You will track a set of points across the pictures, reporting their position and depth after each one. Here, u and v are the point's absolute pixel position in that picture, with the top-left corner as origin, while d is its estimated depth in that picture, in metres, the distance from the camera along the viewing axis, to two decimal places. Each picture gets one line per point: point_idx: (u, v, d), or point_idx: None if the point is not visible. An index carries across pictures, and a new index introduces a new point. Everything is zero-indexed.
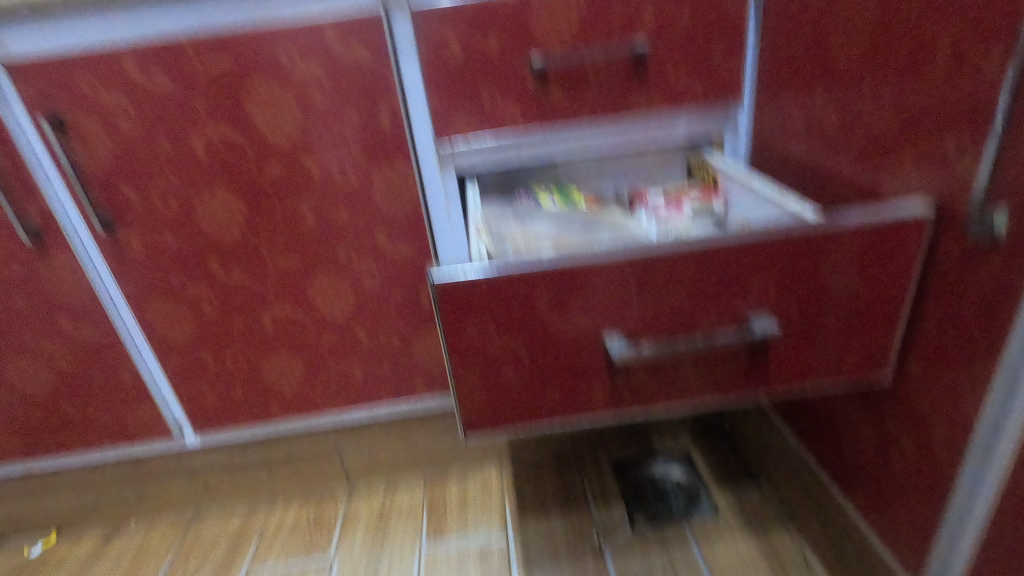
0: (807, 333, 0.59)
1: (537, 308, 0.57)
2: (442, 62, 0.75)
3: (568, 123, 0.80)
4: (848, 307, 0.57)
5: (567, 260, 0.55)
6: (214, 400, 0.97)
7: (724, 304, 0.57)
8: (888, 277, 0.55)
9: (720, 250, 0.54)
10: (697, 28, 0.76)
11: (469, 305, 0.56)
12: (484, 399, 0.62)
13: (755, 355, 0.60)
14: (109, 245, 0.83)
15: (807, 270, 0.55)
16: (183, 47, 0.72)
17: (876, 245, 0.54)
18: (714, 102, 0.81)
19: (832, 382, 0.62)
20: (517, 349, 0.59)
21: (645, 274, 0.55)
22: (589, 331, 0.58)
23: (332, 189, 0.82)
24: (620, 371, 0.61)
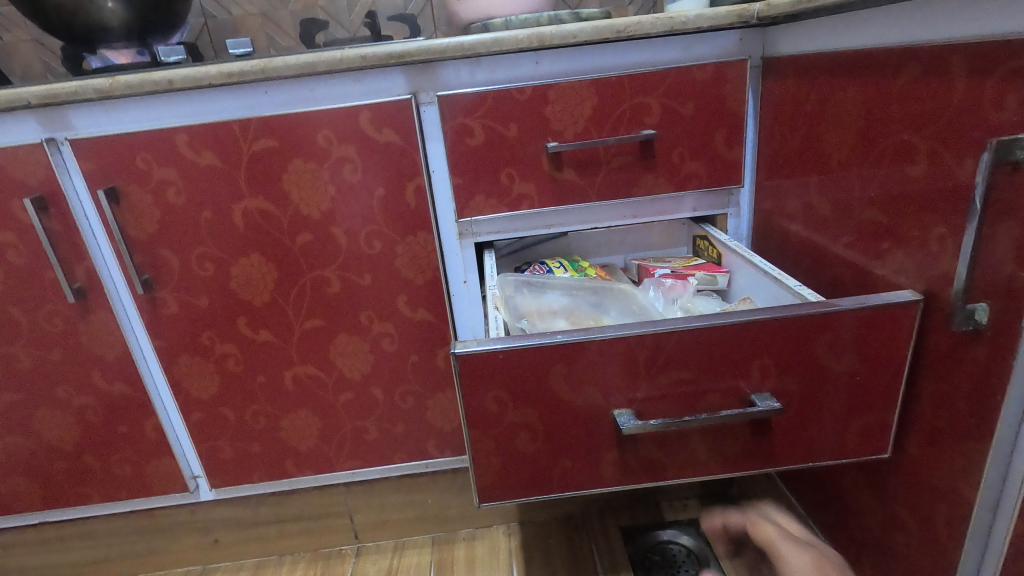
0: (807, 410, 0.62)
1: (551, 380, 0.60)
2: (466, 145, 0.82)
3: (580, 199, 0.86)
4: (846, 386, 0.60)
5: (579, 336, 0.58)
6: (232, 455, 0.99)
7: (726, 381, 0.60)
8: (883, 358, 0.59)
9: (720, 330, 0.58)
10: (700, 118, 0.82)
11: (487, 375, 0.59)
12: (497, 463, 0.64)
13: (758, 432, 0.62)
14: (147, 304, 0.88)
15: (806, 351, 0.59)
16: (231, 128, 0.80)
17: (869, 328, 0.58)
18: (716, 183, 0.86)
19: (832, 458, 0.64)
20: (529, 418, 0.62)
21: (650, 350, 0.59)
22: (599, 401, 0.61)
23: (358, 257, 0.87)
24: (628, 442, 0.63)
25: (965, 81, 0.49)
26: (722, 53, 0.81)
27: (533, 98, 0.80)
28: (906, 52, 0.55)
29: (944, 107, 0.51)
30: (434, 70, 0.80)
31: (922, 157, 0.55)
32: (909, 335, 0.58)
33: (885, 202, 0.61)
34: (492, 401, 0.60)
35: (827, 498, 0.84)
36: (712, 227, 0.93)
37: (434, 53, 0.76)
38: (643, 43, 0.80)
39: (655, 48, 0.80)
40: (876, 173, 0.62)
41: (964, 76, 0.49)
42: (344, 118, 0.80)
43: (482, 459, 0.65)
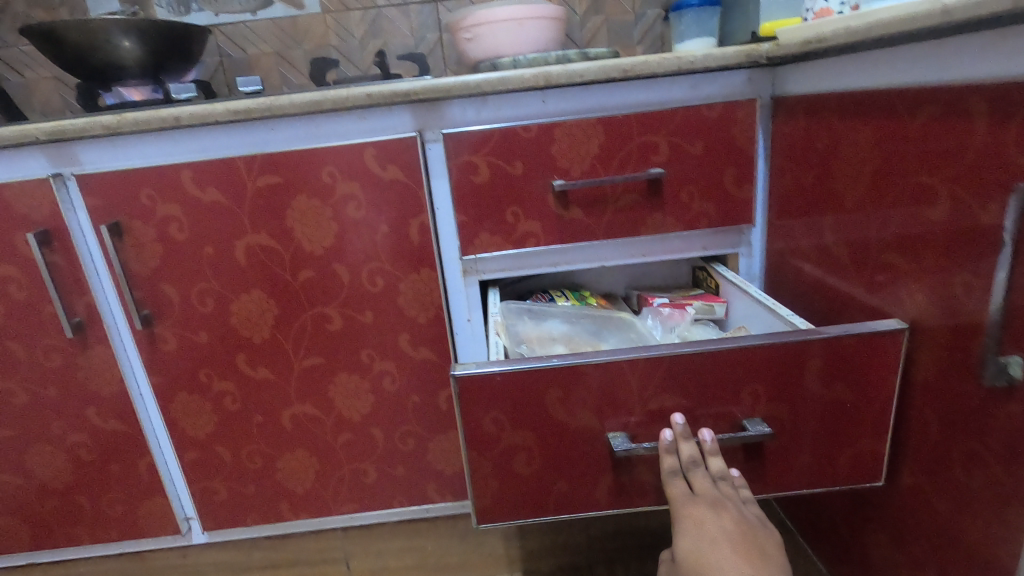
0: (798, 436, 0.63)
1: (548, 403, 0.61)
2: (471, 182, 0.81)
3: (587, 238, 0.84)
4: (835, 411, 0.62)
5: (573, 359, 0.60)
6: (226, 496, 0.96)
7: (719, 405, 0.62)
8: (870, 386, 0.60)
9: (712, 356, 0.60)
10: (709, 157, 0.81)
11: (485, 396, 0.61)
12: (496, 485, 0.66)
13: (751, 456, 0.64)
14: (145, 340, 0.87)
15: (794, 378, 0.60)
16: (236, 164, 0.79)
17: (855, 355, 0.59)
18: (726, 223, 0.84)
19: (827, 484, 0.65)
20: (526, 440, 0.63)
21: (644, 374, 0.60)
22: (594, 426, 0.62)
23: (360, 294, 0.86)
24: (623, 465, 0.64)
25: (986, 124, 0.47)
26: (730, 92, 0.80)
27: (539, 136, 0.79)
28: (921, 92, 0.53)
29: (965, 150, 0.49)
30: (440, 109, 0.79)
31: (942, 201, 0.52)
32: (897, 362, 0.59)
33: (900, 244, 0.59)
34: (491, 422, 0.61)
35: (850, 554, 0.79)
36: (721, 267, 0.91)
37: (440, 92, 0.76)
38: (650, 82, 0.79)
39: (662, 86, 0.79)
40: (894, 215, 0.59)
41: (986, 119, 0.47)
42: (349, 155, 0.79)
43: (481, 481, 0.66)
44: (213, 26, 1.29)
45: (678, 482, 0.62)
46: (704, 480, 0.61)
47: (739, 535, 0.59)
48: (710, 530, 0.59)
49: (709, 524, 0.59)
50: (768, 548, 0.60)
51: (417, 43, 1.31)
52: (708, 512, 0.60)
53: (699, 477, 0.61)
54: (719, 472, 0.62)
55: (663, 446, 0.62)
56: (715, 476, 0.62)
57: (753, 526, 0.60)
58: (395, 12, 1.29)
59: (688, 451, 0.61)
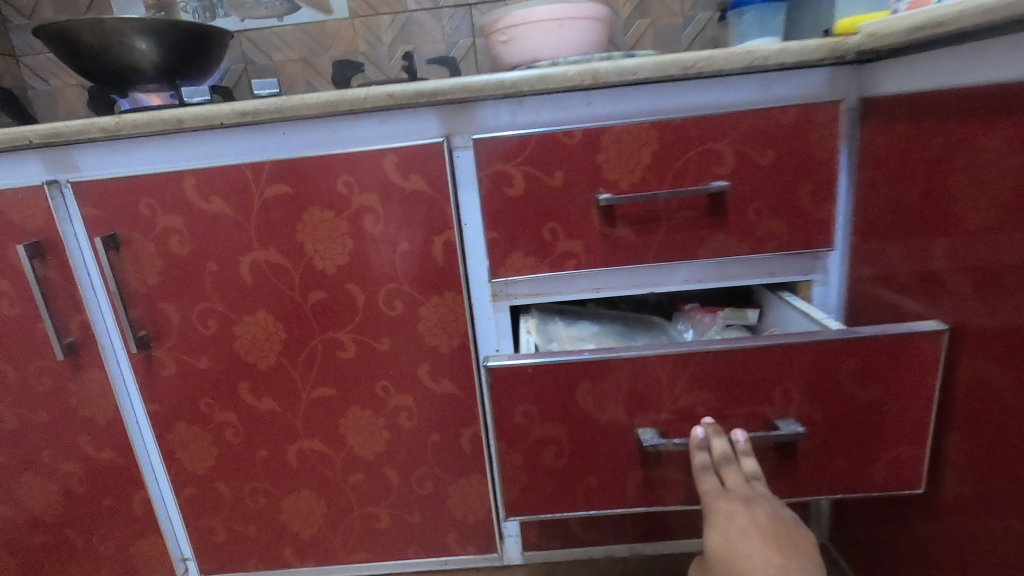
0: (834, 439, 0.63)
1: (577, 396, 0.62)
2: (503, 196, 0.71)
3: (635, 260, 0.73)
4: (871, 414, 0.62)
5: (605, 355, 0.60)
6: (225, 537, 0.87)
7: (751, 406, 0.62)
8: (908, 389, 0.60)
9: (745, 353, 0.60)
10: (781, 169, 0.69)
11: (516, 385, 0.62)
12: (525, 479, 0.66)
13: (784, 455, 0.64)
14: (142, 364, 0.79)
15: (828, 378, 0.60)
16: (243, 172, 0.71)
17: (891, 357, 0.59)
18: (801, 246, 0.72)
19: (864, 490, 0.65)
20: (557, 431, 0.63)
21: (674, 372, 0.61)
22: (624, 423, 0.63)
23: (377, 318, 0.76)
24: (652, 462, 0.65)
25: None
26: (809, 93, 0.68)
27: (582, 144, 0.69)
28: None
29: None
30: (470, 111, 0.70)
31: None
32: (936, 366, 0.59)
33: None
34: (521, 413, 0.62)
35: None
36: (791, 296, 0.78)
37: (470, 91, 0.67)
38: (714, 82, 0.68)
39: (727, 87, 0.68)
40: None
41: None
42: (367, 161, 0.71)
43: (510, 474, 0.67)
44: (239, 32, 1.24)
45: (708, 477, 0.61)
46: (736, 473, 0.60)
47: (773, 529, 0.56)
48: (740, 526, 0.57)
49: (739, 515, 0.57)
50: (805, 549, 0.56)
51: (449, 49, 1.24)
52: (739, 505, 0.58)
53: (731, 472, 0.60)
54: (753, 473, 0.61)
55: (694, 440, 0.62)
56: (749, 475, 0.61)
57: (788, 524, 0.57)
58: (426, 16, 1.22)
59: (720, 446, 0.61)
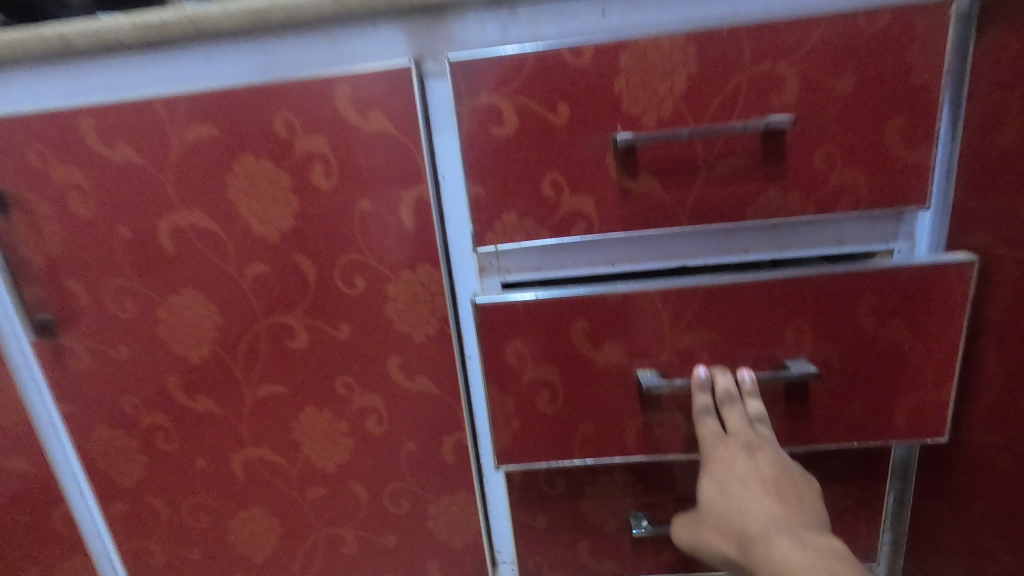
0: (849, 382, 0.58)
1: (574, 335, 0.57)
2: (489, 137, 0.54)
3: (665, 221, 0.56)
4: (888, 353, 0.57)
5: (603, 291, 0.56)
6: (164, 560, 0.73)
7: (760, 346, 0.58)
8: (929, 325, 0.55)
9: (753, 287, 0.55)
10: (863, 98, 0.51)
11: (512, 323, 0.57)
12: (518, 427, 0.61)
13: (793, 397, 0.59)
14: (49, 355, 0.64)
15: (841, 313, 0.56)
16: (154, 110, 0.55)
17: (912, 290, 0.54)
18: (887, 205, 0.54)
19: (880, 437, 0.60)
20: (552, 374, 0.59)
21: (675, 309, 0.56)
22: (623, 363, 0.58)
23: (333, 299, 0.60)
24: (653, 407, 0.60)
25: None
26: None
27: (595, 64, 0.52)
28: None
29: None
30: (446, 25, 0.53)
31: None
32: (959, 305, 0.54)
33: None
34: (512, 351, 0.57)
35: None
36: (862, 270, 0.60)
37: None
38: None
39: None
40: None
41: None
42: (313, 92, 0.54)
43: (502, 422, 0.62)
44: None
45: (709, 421, 0.58)
46: (738, 417, 0.57)
47: (774, 477, 0.54)
48: (740, 472, 0.55)
49: (739, 462, 0.55)
50: (805, 494, 0.55)
51: None
52: (740, 451, 0.55)
53: (734, 415, 0.57)
54: (757, 414, 0.58)
55: (695, 380, 0.58)
56: (752, 417, 0.57)
57: (789, 470, 0.55)
58: None
59: (723, 385, 0.57)
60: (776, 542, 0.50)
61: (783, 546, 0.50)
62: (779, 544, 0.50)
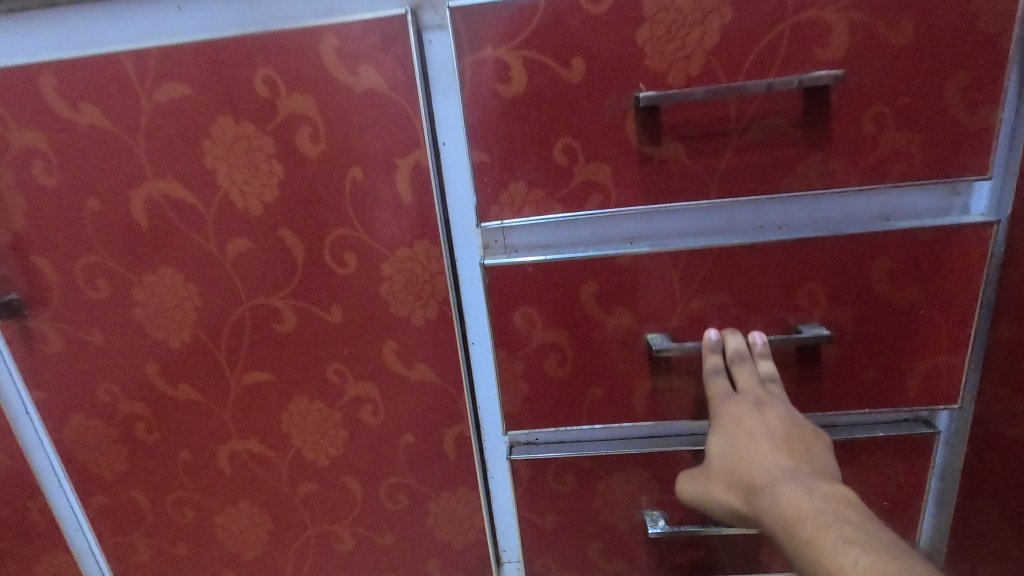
0: (865, 351, 0.54)
1: (582, 299, 0.53)
2: (493, 97, 0.48)
3: (691, 194, 0.50)
4: (906, 319, 0.52)
5: (607, 254, 0.52)
6: (149, 557, 0.69)
7: (773, 310, 0.53)
8: (948, 287, 0.51)
9: (772, 249, 0.51)
10: (920, 51, 0.45)
11: (514, 289, 0.53)
12: (526, 389, 0.57)
13: (805, 363, 0.55)
14: (19, 338, 0.59)
15: (856, 274, 0.51)
16: (123, 67, 0.49)
17: (930, 252, 0.50)
18: (942, 173, 0.48)
19: (892, 407, 0.56)
20: (560, 337, 0.54)
21: (685, 271, 0.52)
22: (632, 328, 0.54)
23: (322, 278, 0.55)
24: (662, 371, 0.55)
25: None
26: None
27: (615, 14, 0.45)
28: None
29: None
30: None
31: None
32: (980, 265, 0.50)
33: None
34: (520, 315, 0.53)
35: None
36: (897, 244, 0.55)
37: None
38: None
39: None
40: None
41: None
42: (297, 47, 0.48)
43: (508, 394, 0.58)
44: None
45: (717, 382, 0.53)
46: (749, 374, 0.52)
47: (787, 433, 0.49)
48: (749, 428, 0.49)
49: (749, 417, 0.50)
50: (821, 453, 0.48)
51: None
52: (750, 408, 0.50)
53: (745, 375, 0.52)
54: (769, 375, 0.53)
55: (705, 339, 0.53)
56: (764, 378, 0.52)
57: (804, 429, 0.49)
58: None
59: (734, 344, 0.52)
60: (781, 490, 0.45)
61: (790, 495, 0.44)
62: (790, 495, 0.44)
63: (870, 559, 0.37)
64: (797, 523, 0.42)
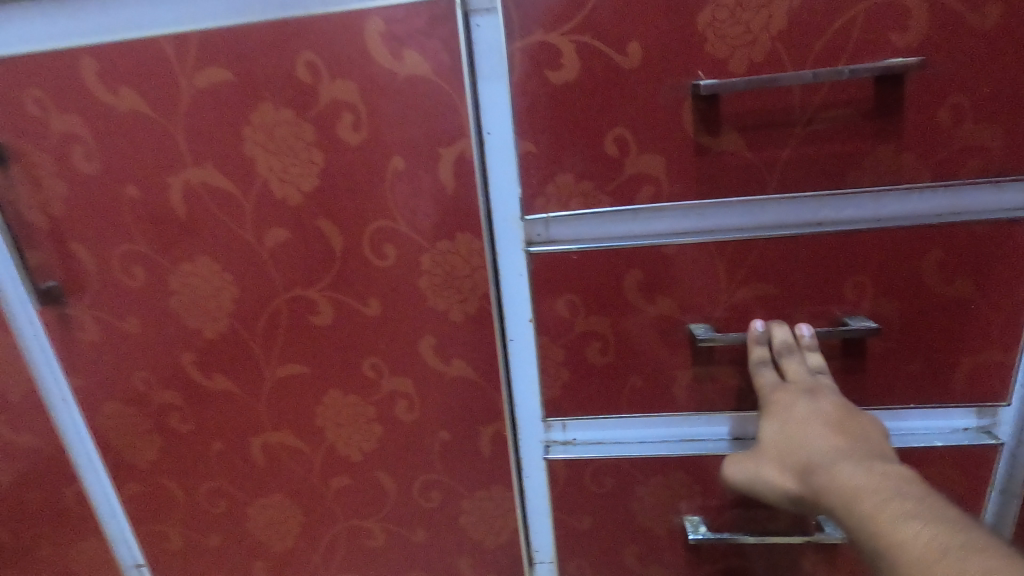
0: (913, 345, 0.51)
1: (624, 287, 0.51)
2: (542, 84, 0.46)
3: (748, 187, 0.47)
4: (959, 313, 0.50)
5: (650, 243, 0.49)
6: (181, 546, 0.69)
7: (821, 303, 0.50)
8: (1005, 279, 0.48)
9: (826, 241, 0.48)
10: (1005, 36, 0.42)
11: (554, 277, 0.51)
12: (565, 379, 0.55)
13: (850, 357, 0.52)
14: (57, 326, 0.59)
15: (910, 264, 0.48)
16: (163, 53, 0.48)
17: (992, 245, 0.47)
18: (1019, 167, 0.45)
19: (938, 402, 0.53)
20: (600, 327, 0.53)
21: (732, 261, 0.49)
22: (674, 318, 0.52)
23: (361, 271, 0.54)
24: (704, 361, 0.53)
25: None
26: None
27: None
28: None
29: None
30: None
31: None
32: None
33: None
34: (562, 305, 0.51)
35: None
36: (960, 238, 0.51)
37: None
38: None
39: None
40: None
41: None
42: (340, 29, 0.46)
43: (545, 389, 0.56)
44: None
45: (765, 372, 0.50)
46: (799, 365, 0.50)
47: (841, 419, 0.46)
48: (802, 415, 0.47)
49: (801, 404, 0.47)
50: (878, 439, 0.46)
51: None
52: (801, 396, 0.48)
53: (794, 366, 0.50)
54: (818, 367, 0.50)
55: (751, 330, 0.51)
56: (813, 370, 0.50)
57: (860, 416, 0.47)
58: None
59: (781, 336, 0.50)
60: (837, 469, 0.42)
61: (846, 472, 0.42)
62: (847, 475, 0.42)
63: (930, 533, 0.34)
64: (853, 498, 0.40)
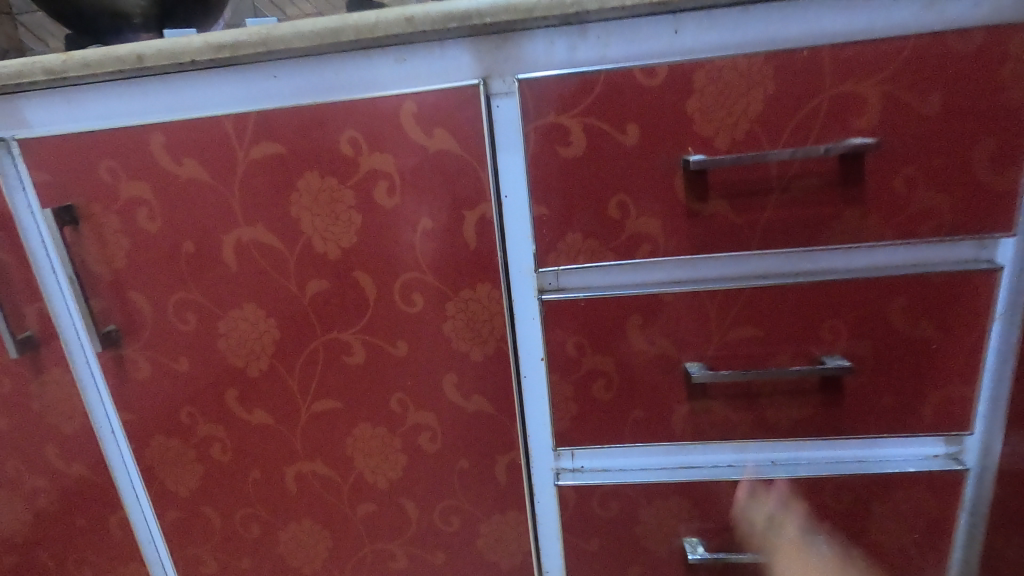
0: (884, 380, 0.57)
1: (626, 330, 0.58)
2: (553, 157, 0.53)
3: (733, 244, 0.54)
4: (923, 352, 0.56)
5: (649, 291, 0.56)
6: (215, 569, 0.74)
7: (801, 343, 0.57)
8: (961, 322, 0.55)
9: (803, 290, 0.55)
10: (946, 120, 0.49)
11: (563, 321, 0.58)
12: (574, 412, 0.61)
13: (828, 392, 0.58)
14: (113, 365, 0.65)
15: (877, 310, 0.55)
16: (224, 129, 0.56)
17: (946, 293, 0.54)
18: (965, 227, 0.52)
19: (909, 432, 0.59)
20: (605, 366, 0.59)
21: (721, 307, 0.56)
22: (671, 357, 0.58)
23: (390, 316, 0.60)
24: (699, 395, 0.59)
25: None
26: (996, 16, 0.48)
27: (666, 85, 0.50)
28: None
29: None
30: (513, 44, 0.52)
31: None
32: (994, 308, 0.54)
33: None
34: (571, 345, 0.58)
35: None
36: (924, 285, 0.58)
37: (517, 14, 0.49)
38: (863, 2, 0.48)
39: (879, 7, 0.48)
40: None
41: None
42: (378, 111, 0.54)
43: (556, 421, 0.62)
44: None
45: None
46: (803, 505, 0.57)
47: None
48: None
49: None
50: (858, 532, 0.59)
51: None
52: None
53: None
54: None
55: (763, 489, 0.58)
56: None
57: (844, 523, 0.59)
58: None
59: None
60: None
61: None
62: None
63: None
64: None
